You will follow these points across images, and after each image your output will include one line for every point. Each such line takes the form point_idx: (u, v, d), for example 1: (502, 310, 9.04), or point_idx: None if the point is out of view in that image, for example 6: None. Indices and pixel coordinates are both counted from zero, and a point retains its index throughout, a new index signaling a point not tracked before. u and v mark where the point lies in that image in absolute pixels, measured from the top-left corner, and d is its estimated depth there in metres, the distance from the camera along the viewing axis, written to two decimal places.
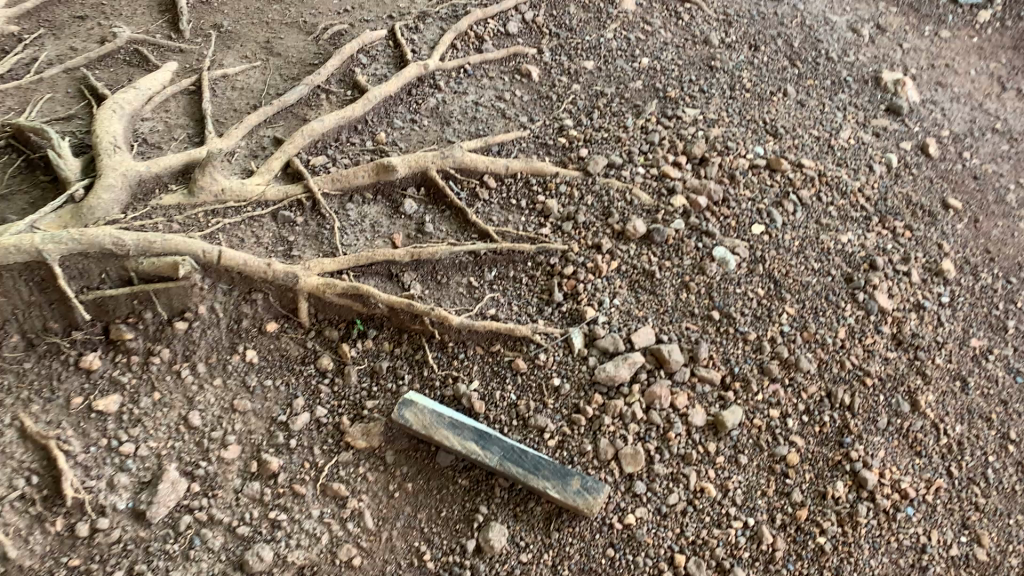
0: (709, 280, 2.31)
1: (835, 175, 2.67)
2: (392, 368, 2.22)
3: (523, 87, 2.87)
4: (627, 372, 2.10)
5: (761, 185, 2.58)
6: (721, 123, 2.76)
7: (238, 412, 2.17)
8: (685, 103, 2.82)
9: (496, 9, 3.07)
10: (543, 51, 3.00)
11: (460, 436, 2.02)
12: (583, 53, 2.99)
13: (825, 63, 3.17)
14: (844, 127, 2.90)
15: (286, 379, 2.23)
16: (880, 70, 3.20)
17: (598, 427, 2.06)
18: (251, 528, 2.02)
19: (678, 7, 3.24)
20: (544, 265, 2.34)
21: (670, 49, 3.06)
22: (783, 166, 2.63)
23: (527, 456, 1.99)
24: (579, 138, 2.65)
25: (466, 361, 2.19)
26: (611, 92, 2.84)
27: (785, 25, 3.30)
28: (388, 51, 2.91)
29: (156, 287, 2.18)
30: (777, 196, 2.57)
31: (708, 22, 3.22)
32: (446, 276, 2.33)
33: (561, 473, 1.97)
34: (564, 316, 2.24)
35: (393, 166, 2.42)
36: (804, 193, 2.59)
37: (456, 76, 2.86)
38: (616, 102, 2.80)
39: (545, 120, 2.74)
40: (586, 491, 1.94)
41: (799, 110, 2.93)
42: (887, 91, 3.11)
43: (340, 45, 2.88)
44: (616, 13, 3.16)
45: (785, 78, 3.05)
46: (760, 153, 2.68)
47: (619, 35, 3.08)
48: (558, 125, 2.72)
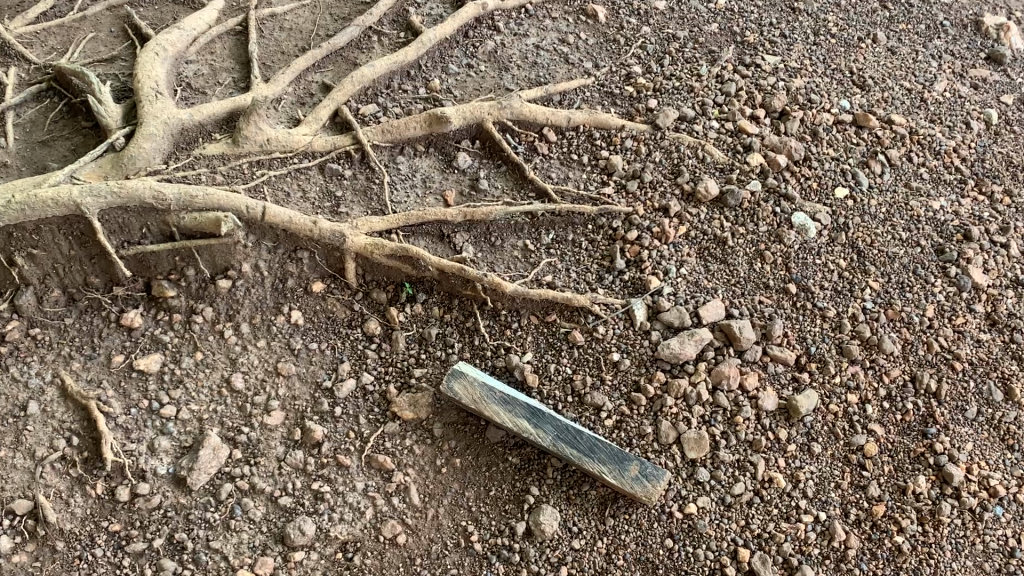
0: (787, 249, 2.13)
1: (928, 132, 2.44)
2: (441, 335, 2.10)
3: (587, 29, 2.67)
4: (693, 349, 1.95)
5: (847, 144, 2.36)
6: (805, 72, 2.53)
7: (282, 376, 2.08)
8: (764, 50, 2.59)
9: None
10: None
11: (512, 413, 1.90)
12: None
13: (920, 3, 2.87)
14: (939, 78, 2.64)
15: (332, 343, 2.13)
16: (982, 12, 2.90)
17: (659, 408, 1.92)
18: (293, 500, 1.94)
19: None
20: (607, 228, 2.18)
21: None
22: (871, 122, 2.41)
23: (583, 437, 1.86)
24: (648, 86, 2.46)
25: (519, 332, 2.06)
26: (684, 36, 2.62)
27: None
28: None
29: (198, 244, 2.09)
30: (864, 156, 2.36)
31: None
32: (500, 237, 2.18)
33: (619, 457, 1.84)
34: (625, 285, 2.09)
35: (447, 117, 2.26)
36: (893, 153, 2.36)
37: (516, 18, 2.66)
38: (690, 48, 2.59)
39: (612, 66, 2.54)
40: (645, 479, 1.81)
41: (890, 58, 2.68)
42: (989, 37, 2.82)
43: None
44: None
45: (875, 22, 2.78)
46: (846, 108, 2.45)
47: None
48: (626, 72, 2.52)
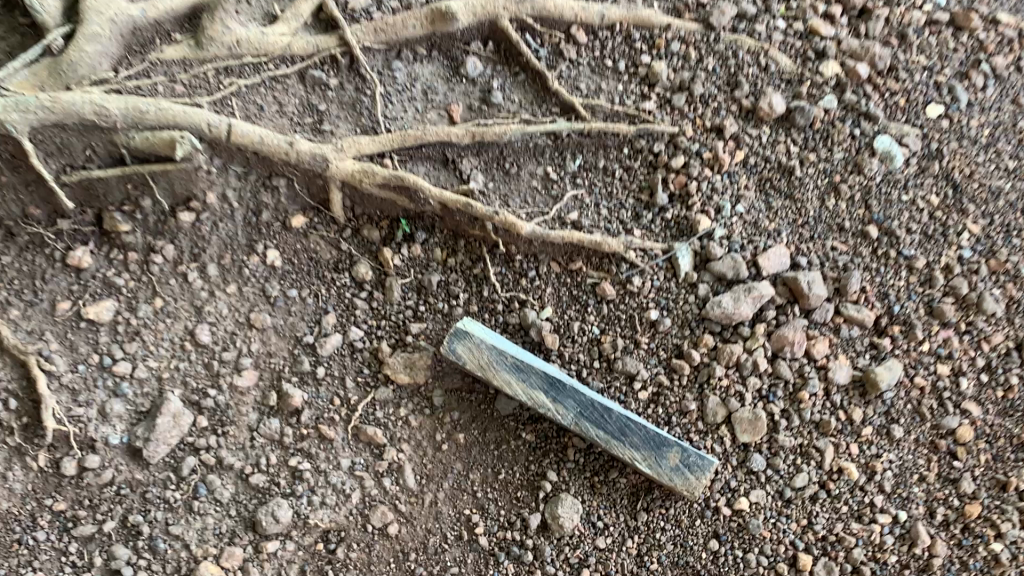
0: (866, 182, 1.73)
1: None
2: (444, 283, 1.76)
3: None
4: (750, 309, 1.60)
5: (942, 50, 1.81)
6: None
7: (255, 329, 1.76)
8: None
9: None
10: None
11: (526, 384, 1.55)
12: None
13: None
14: None
15: (315, 290, 1.79)
16: None
17: (706, 379, 1.60)
18: (267, 477, 1.66)
19: None
20: (646, 153, 1.76)
21: None
22: (972, 23, 1.80)
23: (613, 416, 1.53)
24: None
25: (537, 282, 1.71)
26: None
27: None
28: None
29: (153, 168, 1.72)
30: (962, 65, 1.81)
31: None
32: (516, 163, 1.79)
33: (655, 442, 1.52)
34: (668, 225, 1.73)
35: (454, 20, 1.77)
36: (999, 62, 1.80)
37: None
38: None
39: None
40: (687, 469, 1.51)
41: None
42: None
43: None
44: None
45: None
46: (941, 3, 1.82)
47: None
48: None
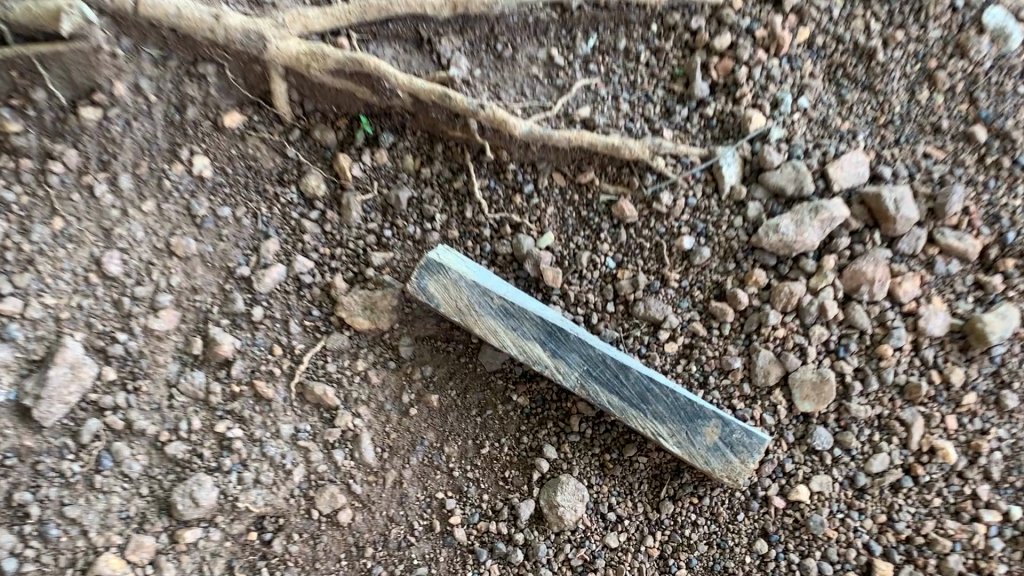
0: (971, 69, 1.27)
1: None
2: (416, 200, 1.37)
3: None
4: (817, 236, 1.20)
5: None
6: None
7: (176, 258, 1.33)
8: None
9: None
10: None
11: (516, 334, 1.18)
12: None
13: None
14: None
15: (254, 209, 1.37)
16: None
17: (755, 328, 1.22)
18: (189, 447, 1.28)
19: None
20: (681, 30, 1.31)
21: None
22: None
23: (630, 378, 1.15)
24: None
25: (536, 199, 1.32)
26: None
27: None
28: None
29: (39, 48, 1.21)
30: None
31: None
32: (510, 44, 1.32)
33: (686, 413, 1.14)
34: (708, 126, 1.30)
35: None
36: None
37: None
38: None
39: None
40: (728, 449, 1.14)
41: None
42: None
43: None
44: None
45: None
46: None
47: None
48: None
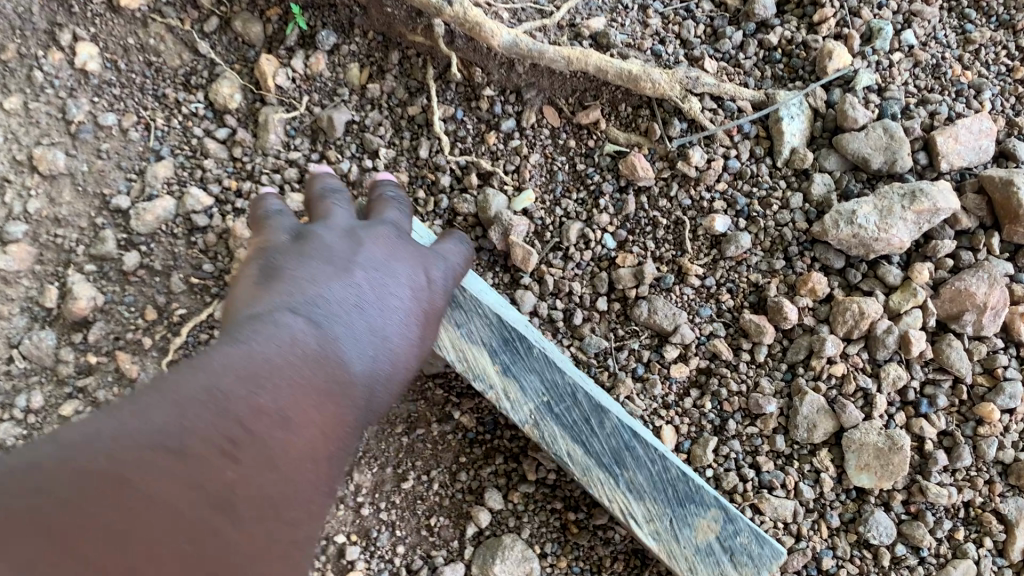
0: None
1: None
2: (357, 128, 1.01)
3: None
4: (911, 235, 0.83)
5: None
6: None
7: (37, 176, 0.99)
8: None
9: None
10: None
11: (459, 334, 0.81)
12: None
13: None
14: None
15: (144, 119, 1.02)
16: None
17: (803, 358, 0.85)
18: (23, 432, 0.96)
19: None
20: None
21: None
22: None
23: (608, 427, 0.81)
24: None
25: (519, 142, 0.95)
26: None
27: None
28: None
29: None
30: None
31: None
32: None
33: (675, 493, 0.81)
34: (769, 61, 0.93)
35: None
36: None
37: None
38: None
39: None
40: (730, 558, 0.80)
41: None
42: None
43: None
44: None
45: None
46: None
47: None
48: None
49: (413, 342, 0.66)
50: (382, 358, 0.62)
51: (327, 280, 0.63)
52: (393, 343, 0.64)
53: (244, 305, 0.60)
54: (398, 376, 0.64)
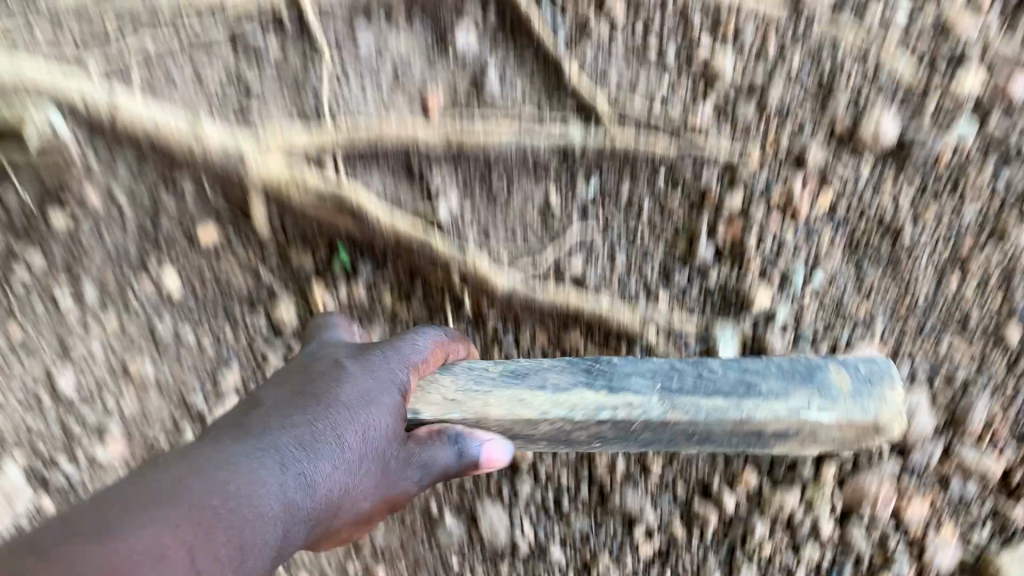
0: None
1: None
2: (389, 340, 1.30)
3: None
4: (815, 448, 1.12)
5: None
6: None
7: (132, 382, 1.30)
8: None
9: None
10: None
11: (548, 393, 1.06)
12: None
13: None
14: None
15: (215, 333, 1.32)
16: None
17: (739, 533, 1.17)
18: None
19: None
20: (687, 189, 1.30)
21: None
22: None
23: (722, 374, 1.10)
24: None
25: (520, 359, 1.26)
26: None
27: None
28: None
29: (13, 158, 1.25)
30: None
31: None
32: (507, 184, 1.32)
33: (806, 371, 1.09)
34: (709, 298, 1.27)
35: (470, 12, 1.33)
36: None
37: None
38: None
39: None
40: (875, 376, 1.09)
41: None
42: None
43: None
44: None
45: None
46: None
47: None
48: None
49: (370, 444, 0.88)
50: (338, 474, 0.83)
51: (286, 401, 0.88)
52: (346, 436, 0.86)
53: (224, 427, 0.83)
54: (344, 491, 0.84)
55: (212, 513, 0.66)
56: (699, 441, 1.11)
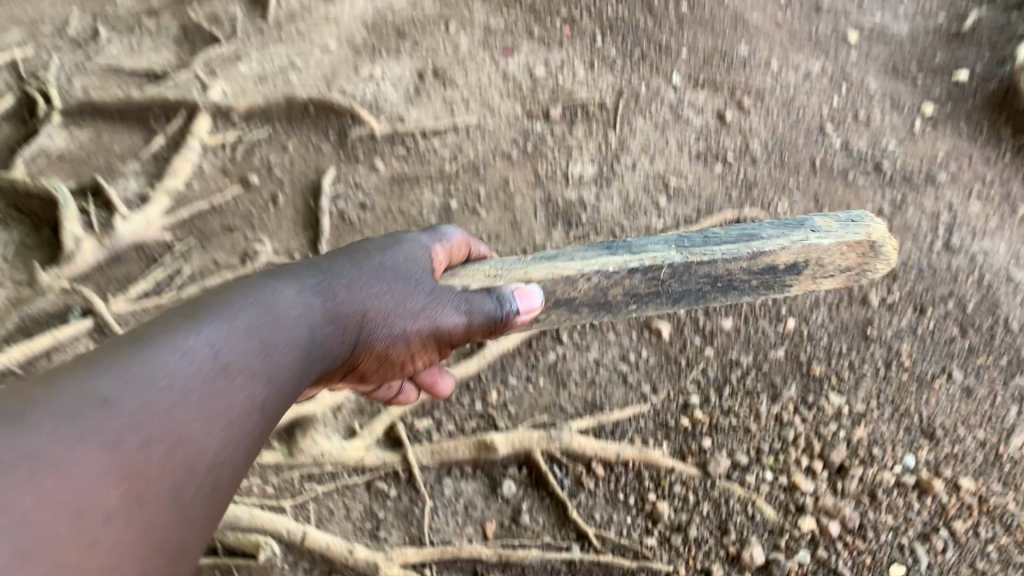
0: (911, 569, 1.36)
1: None
2: None
3: (635, 119, 2.08)
4: None
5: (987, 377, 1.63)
6: (909, 238, 1.89)
7: None
8: (863, 115, 2.15)
9: (644, 49, 2.28)
10: (684, 101, 2.14)
11: (579, 262, 1.15)
12: (749, 108, 2.12)
13: None
14: None
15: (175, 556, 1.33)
16: None
17: None
18: None
19: (847, 65, 2.29)
20: (634, 527, 1.41)
21: (834, 103, 2.17)
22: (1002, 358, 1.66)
23: (726, 233, 1.18)
24: (727, 214, 1.86)
25: None
26: (771, 96, 2.16)
27: (990, 56, 2.33)
28: (508, 87, 2.17)
29: None
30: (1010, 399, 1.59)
31: (898, 97, 2.22)
32: (487, 499, 1.43)
33: (794, 222, 1.18)
34: None
35: (482, 348, 1.55)
36: None
37: (548, 70, 2.21)
38: (776, 197, 1.92)
39: (690, 215, 1.88)
40: (855, 221, 1.18)
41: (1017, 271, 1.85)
42: None
43: (436, 91, 2.16)
44: (793, 60, 2.28)
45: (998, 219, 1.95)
46: (990, 369, 1.65)
47: (767, 18, 2.39)
48: (699, 147, 2.02)
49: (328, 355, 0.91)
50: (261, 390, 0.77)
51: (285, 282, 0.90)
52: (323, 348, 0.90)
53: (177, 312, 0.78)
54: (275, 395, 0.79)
55: (224, 369, 0.73)
56: (721, 284, 1.18)
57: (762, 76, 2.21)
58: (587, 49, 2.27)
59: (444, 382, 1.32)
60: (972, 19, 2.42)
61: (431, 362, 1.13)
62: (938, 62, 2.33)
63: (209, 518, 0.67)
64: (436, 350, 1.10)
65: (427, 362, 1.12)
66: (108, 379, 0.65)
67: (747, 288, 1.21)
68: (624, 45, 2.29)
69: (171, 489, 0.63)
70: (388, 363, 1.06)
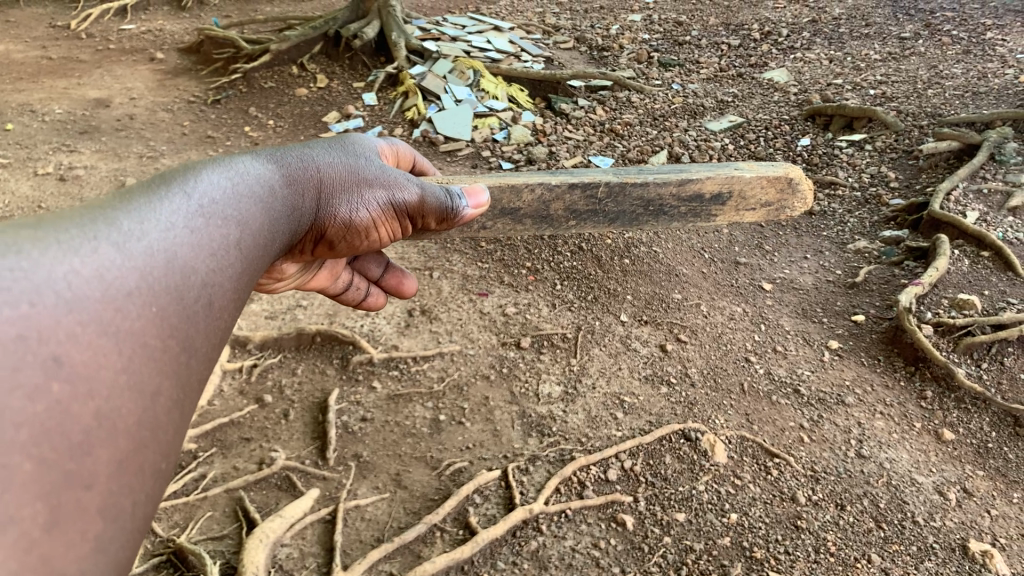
0: None
1: (979, 544, 1.97)
2: None
3: (593, 346, 2.49)
4: None
5: (904, 556, 1.92)
6: (828, 449, 2.21)
7: None
8: (780, 348, 2.57)
9: (597, 290, 2.73)
10: (631, 332, 2.57)
11: (554, 174, 1.68)
12: (688, 337, 2.56)
13: (942, 410, 2.40)
14: (973, 492, 2.14)
15: None
16: (1002, 358, 2.52)
17: None
18: None
19: (762, 306, 2.77)
20: None
21: (754, 334, 2.62)
22: (915, 542, 1.96)
23: (662, 170, 1.74)
24: (675, 424, 2.19)
25: None
26: (703, 333, 2.58)
27: (880, 302, 2.81)
28: (485, 321, 2.58)
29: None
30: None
31: (806, 331, 2.68)
32: None
33: (714, 165, 1.76)
34: None
35: (474, 537, 1.83)
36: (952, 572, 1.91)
37: (516, 310, 2.63)
38: (713, 409, 2.29)
39: (644, 422, 2.22)
40: (769, 168, 1.77)
41: (919, 466, 2.19)
42: (985, 382, 2.47)
43: (426, 326, 2.56)
44: (719, 302, 2.75)
45: (900, 425, 2.33)
46: (905, 550, 1.94)
47: (694, 271, 2.89)
48: (646, 373, 2.40)
49: (258, 232, 0.95)
50: (196, 272, 0.76)
51: (195, 182, 0.89)
52: (251, 228, 0.93)
53: (86, 211, 0.72)
54: (212, 266, 0.80)
55: (151, 261, 0.71)
56: (653, 207, 1.72)
57: (695, 314, 2.67)
58: (548, 293, 2.72)
59: (408, 282, 1.97)
60: (863, 273, 2.93)
61: (388, 236, 1.46)
62: (837, 303, 2.84)
63: (165, 384, 0.66)
64: (391, 221, 1.44)
65: (385, 237, 1.46)
66: (107, 227, 0.69)
67: (677, 213, 1.75)
68: (581, 289, 2.75)
69: (115, 378, 0.60)
70: (354, 233, 1.39)
